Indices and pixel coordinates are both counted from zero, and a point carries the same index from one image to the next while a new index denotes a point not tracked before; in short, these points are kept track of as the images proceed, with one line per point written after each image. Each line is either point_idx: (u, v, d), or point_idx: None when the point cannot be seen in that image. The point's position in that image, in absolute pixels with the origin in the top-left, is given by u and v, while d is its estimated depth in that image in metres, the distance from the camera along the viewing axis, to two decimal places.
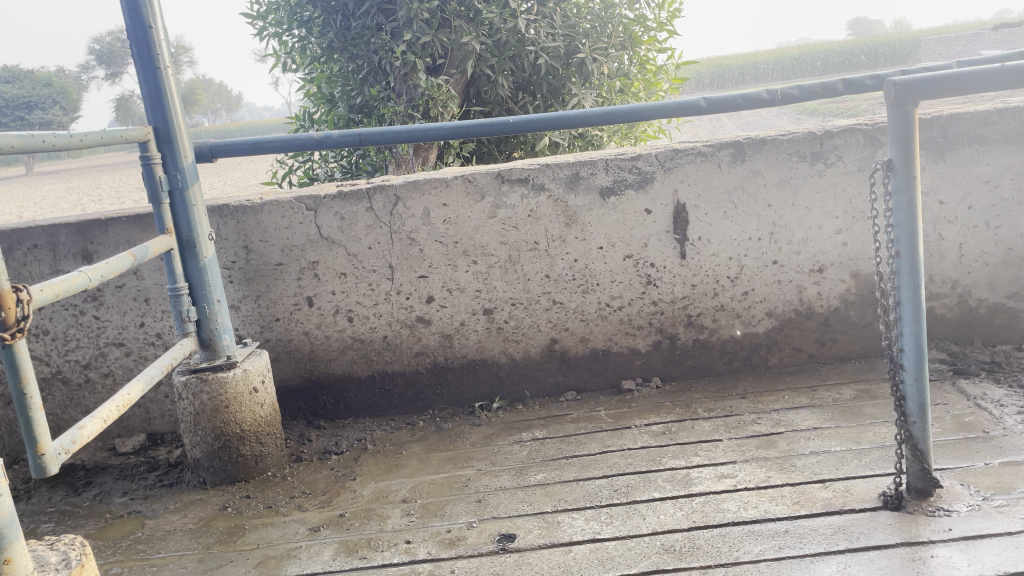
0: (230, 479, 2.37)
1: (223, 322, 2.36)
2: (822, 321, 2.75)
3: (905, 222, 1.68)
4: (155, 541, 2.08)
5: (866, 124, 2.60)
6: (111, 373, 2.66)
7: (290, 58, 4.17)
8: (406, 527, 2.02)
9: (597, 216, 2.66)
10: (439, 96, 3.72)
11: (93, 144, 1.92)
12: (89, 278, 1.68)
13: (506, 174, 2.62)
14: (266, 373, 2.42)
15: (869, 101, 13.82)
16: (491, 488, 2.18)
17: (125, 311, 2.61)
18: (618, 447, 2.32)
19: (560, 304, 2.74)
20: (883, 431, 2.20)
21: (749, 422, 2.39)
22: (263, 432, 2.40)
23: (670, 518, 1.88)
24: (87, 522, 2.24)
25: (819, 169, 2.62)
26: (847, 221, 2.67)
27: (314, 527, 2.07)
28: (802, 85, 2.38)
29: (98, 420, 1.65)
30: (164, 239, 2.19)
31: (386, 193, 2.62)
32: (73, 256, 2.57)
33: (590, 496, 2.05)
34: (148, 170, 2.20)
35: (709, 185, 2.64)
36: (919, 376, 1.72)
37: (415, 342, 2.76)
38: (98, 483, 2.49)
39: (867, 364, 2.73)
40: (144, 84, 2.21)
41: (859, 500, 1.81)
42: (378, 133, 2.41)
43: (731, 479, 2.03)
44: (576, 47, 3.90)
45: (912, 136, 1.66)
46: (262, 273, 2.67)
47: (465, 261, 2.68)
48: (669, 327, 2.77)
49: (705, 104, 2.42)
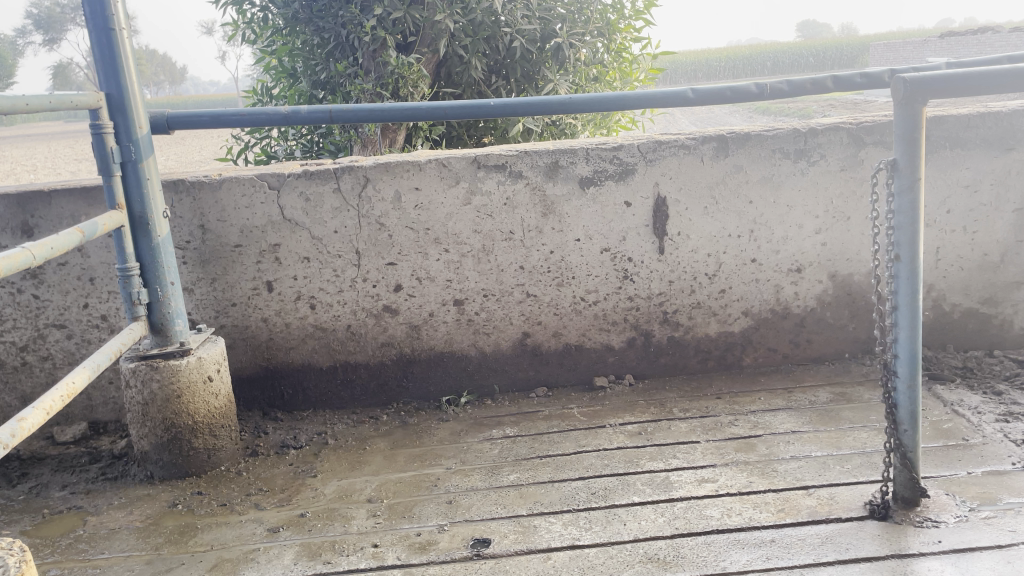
0: (181, 474, 2.21)
1: (177, 306, 2.19)
2: (797, 322, 2.73)
3: (906, 225, 1.65)
4: (98, 540, 1.91)
5: (851, 123, 2.57)
6: (51, 356, 2.45)
7: (250, 29, 3.95)
8: (373, 530, 1.90)
9: (576, 207, 2.57)
10: (410, 75, 3.55)
11: (41, 108, 1.74)
12: (33, 255, 1.53)
13: (483, 159, 2.50)
14: (222, 362, 2.26)
15: (820, 103, 14.33)
16: (462, 489, 2.08)
17: (68, 291, 2.40)
18: (594, 448, 2.25)
19: (534, 296, 2.64)
20: (862, 436, 2.18)
21: (727, 423, 2.35)
22: (217, 425, 2.24)
23: (652, 524, 1.81)
24: (22, 518, 2.04)
25: (801, 167, 2.58)
26: (827, 221, 2.64)
27: (273, 527, 1.93)
28: (792, 80, 2.30)
29: (40, 412, 1.48)
30: (114, 215, 2.01)
31: (354, 174, 2.47)
32: (11, 230, 2.35)
33: (567, 499, 1.97)
34: (99, 140, 2.01)
35: (691, 178, 2.57)
36: (912, 384, 1.70)
37: (381, 332, 2.62)
38: (34, 475, 2.28)
39: (842, 366, 2.72)
40: (95, 46, 2.02)
41: (844, 509, 1.79)
42: (350, 110, 2.27)
43: (712, 483, 1.98)
44: (552, 32, 3.79)
45: (918, 137, 1.62)
46: (219, 255, 2.50)
47: (436, 249, 2.56)
48: (644, 324, 2.70)
49: (692, 95, 2.34)
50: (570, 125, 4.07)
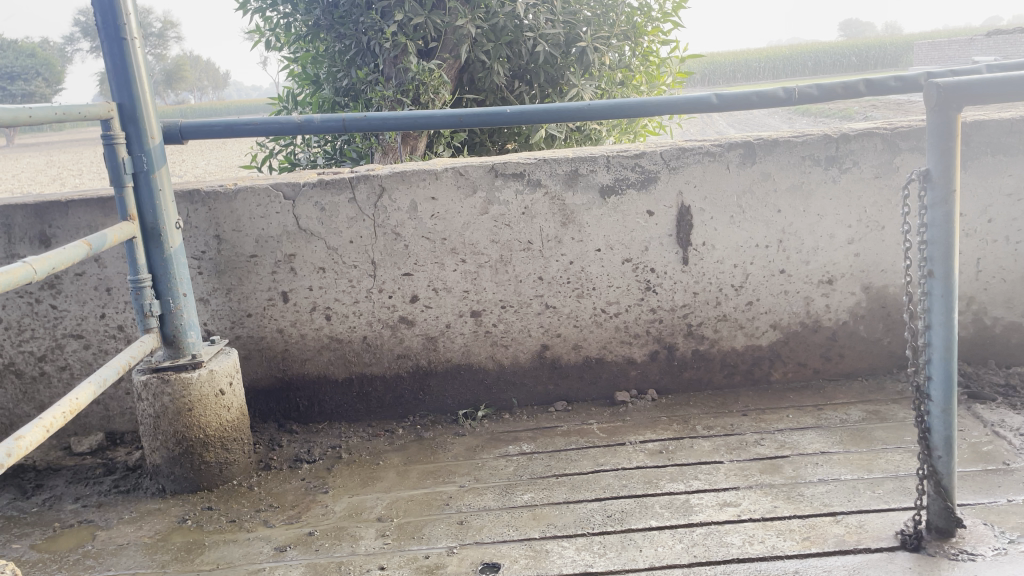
0: (192, 488, 2.19)
1: (189, 318, 2.17)
2: (829, 336, 2.61)
3: (940, 239, 1.56)
4: (105, 556, 1.89)
5: (885, 128, 2.46)
6: (69, 367, 2.45)
7: (274, 35, 3.96)
8: (381, 551, 1.85)
9: (596, 216, 2.49)
10: (431, 81, 3.51)
11: (45, 120, 1.72)
12: (34, 269, 1.51)
13: (501, 167, 2.43)
14: (234, 375, 2.24)
15: (860, 103, 14.08)
16: (474, 508, 2.02)
17: (85, 301, 2.41)
18: (612, 466, 2.17)
19: (553, 308, 2.57)
20: (896, 459, 2.07)
21: (752, 443, 2.25)
22: (229, 438, 2.22)
23: (669, 551, 1.73)
24: (33, 531, 2.04)
25: (833, 174, 2.47)
26: (860, 230, 2.52)
27: (280, 546, 1.89)
28: (822, 84, 2.21)
29: (39, 429, 1.46)
30: (125, 226, 2.00)
31: (370, 183, 2.43)
32: (29, 240, 2.36)
33: (582, 522, 1.89)
34: (111, 150, 2.00)
35: (716, 186, 2.48)
36: (947, 408, 1.60)
37: (397, 344, 2.58)
38: (49, 486, 2.29)
39: (876, 382, 2.60)
40: (108, 56, 2.00)
41: (874, 539, 1.70)
42: (363, 118, 2.23)
43: (734, 508, 1.89)
44: (576, 35, 3.72)
45: (953, 146, 1.53)
46: (235, 265, 2.48)
47: (453, 259, 2.50)
48: (667, 337, 2.61)
49: (717, 101, 2.25)
50: (594, 130, 3.98)
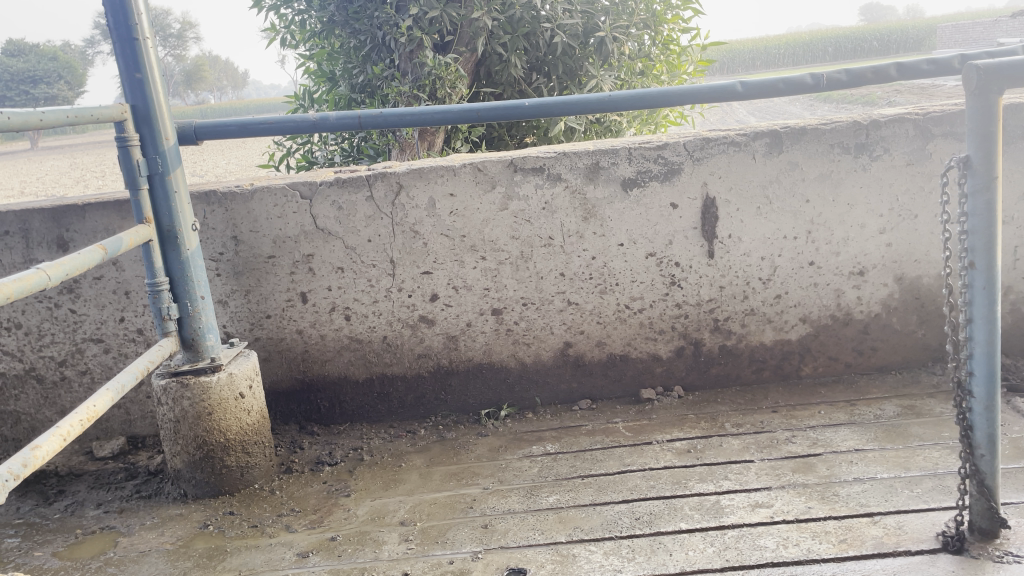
0: (214, 492, 2.17)
1: (208, 321, 2.15)
2: (861, 329, 2.53)
3: (981, 229, 1.49)
4: (127, 564, 1.88)
5: (917, 113, 2.37)
6: (89, 371, 2.45)
7: (289, 33, 3.94)
8: (404, 556, 1.81)
9: (618, 210, 2.43)
10: (448, 76, 3.46)
11: (57, 123, 1.69)
12: (48, 276, 1.49)
13: (520, 162, 2.38)
14: (254, 377, 2.21)
15: (882, 90, 13.96)
16: (499, 511, 1.97)
17: (104, 305, 2.40)
18: (639, 467, 2.12)
19: (575, 305, 2.52)
20: (934, 456, 2.00)
21: (783, 440, 2.18)
22: (249, 441, 2.19)
23: (701, 555, 1.67)
24: (56, 538, 2.03)
25: (863, 162, 2.39)
26: (892, 219, 2.44)
27: (302, 552, 1.86)
28: (851, 69, 2.13)
29: (56, 438, 1.44)
30: (141, 229, 1.98)
31: (387, 180, 2.39)
32: (47, 245, 2.35)
33: (609, 525, 1.84)
34: (125, 153, 1.97)
35: (741, 177, 2.40)
36: (991, 405, 1.52)
37: (417, 343, 2.54)
38: (71, 492, 2.29)
39: (911, 376, 2.52)
40: (120, 57, 1.98)
41: (915, 541, 1.63)
42: (379, 116, 2.16)
43: (766, 509, 1.83)
44: (594, 25, 3.62)
45: (995, 130, 1.46)
46: (253, 266, 2.45)
47: (472, 256, 2.46)
48: (693, 333, 2.55)
49: (742, 88, 2.17)
50: (614, 122, 3.92)
